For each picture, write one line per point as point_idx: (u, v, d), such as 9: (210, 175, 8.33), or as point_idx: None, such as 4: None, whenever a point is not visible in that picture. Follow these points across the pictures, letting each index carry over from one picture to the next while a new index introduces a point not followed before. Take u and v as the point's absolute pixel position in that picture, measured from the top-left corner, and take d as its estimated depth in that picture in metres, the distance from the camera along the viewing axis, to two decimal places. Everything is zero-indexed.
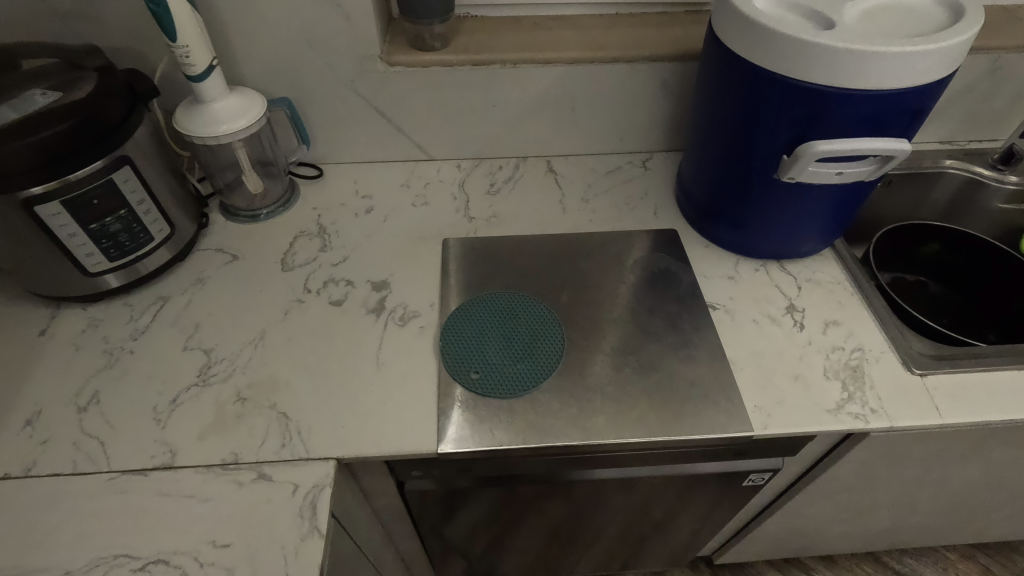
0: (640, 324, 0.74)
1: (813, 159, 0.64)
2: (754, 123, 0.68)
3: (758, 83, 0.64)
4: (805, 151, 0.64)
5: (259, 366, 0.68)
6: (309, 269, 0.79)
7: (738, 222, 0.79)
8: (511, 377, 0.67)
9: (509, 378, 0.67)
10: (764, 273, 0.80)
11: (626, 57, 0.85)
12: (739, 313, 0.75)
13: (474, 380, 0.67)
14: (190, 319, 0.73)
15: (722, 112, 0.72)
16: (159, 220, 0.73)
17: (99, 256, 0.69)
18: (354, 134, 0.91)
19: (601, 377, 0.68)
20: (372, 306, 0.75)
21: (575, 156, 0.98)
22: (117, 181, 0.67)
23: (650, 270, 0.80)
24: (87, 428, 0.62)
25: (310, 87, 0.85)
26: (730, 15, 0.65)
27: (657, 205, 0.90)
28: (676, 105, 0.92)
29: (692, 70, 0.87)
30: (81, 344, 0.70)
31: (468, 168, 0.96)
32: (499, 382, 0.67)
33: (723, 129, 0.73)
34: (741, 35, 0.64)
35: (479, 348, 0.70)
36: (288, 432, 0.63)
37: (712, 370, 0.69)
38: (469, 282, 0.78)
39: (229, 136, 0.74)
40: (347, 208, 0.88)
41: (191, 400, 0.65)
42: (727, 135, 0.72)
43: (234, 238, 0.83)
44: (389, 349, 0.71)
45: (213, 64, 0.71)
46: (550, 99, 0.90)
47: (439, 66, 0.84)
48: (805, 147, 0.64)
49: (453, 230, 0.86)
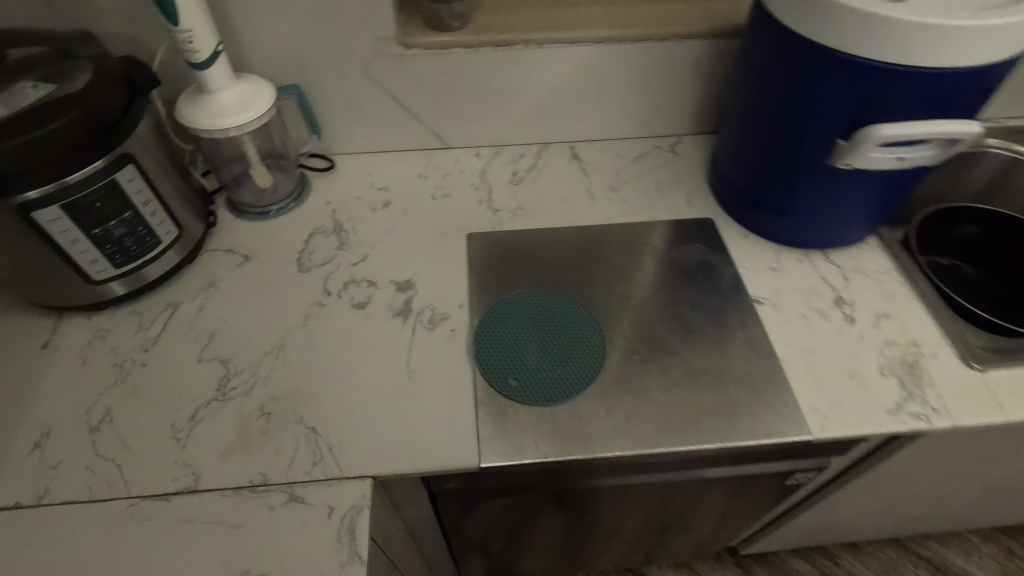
0: (683, 321, 0.70)
1: (876, 143, 0.60)
2: (806, 105, 0.63)
3: (815, 61, 0.59)
4: (869, 134, 0.59)
5: (282, 377, 0.64)
6: (328, 270, 0.75)
7: (781, 210, 0.74)
8: (553, 383, 0.63)
9: (550, 383, 0.63)
10: (808, 263, 0.76)
11: (659, 35, 0.79)
12: (785, 308, 0.71)
13: (514, 387, 0.63)
14: (204, 326, 0.68)
15: (767, 94, 0.67)
16: (166, 221, 0.68)
17: (104, 263, 0.64)
18: (366, 122, 0.86)
19: (646, 380, 0.64)
20: (398, 308, 0.70)
21: (599, 141, 0.93)
22: (121, 181, 0.61)
23: (689, 262, 0.76)
24: (102, 449, 0.58)
25: (319, 72, 0.79)
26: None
27: (690, 192, 0.85)
28: (707, 85, 0.87)
29: (728, 48, 0.82)
30: (87, 357, 0.65)
31: (488, 156, 0.91)
32: (540, 388, 0.63)
33: (768, 112, 0.68)
34: (798, 9, 0.58)
35: (515, 352, 0.66)
36: (319, 449, 0.59)
37: (763, 370, 0.65)
38: (499, 280, 0.74)
39: (237, 128, 0.69)
40: (363, 202, 0.83)
41: (212, 416, 0.61)
42: (773, 118, 0.67)
43: (244, 237, 0.78)
44: (419, 355, 0.66)
45: (218, 50, 0.66)
46: (575, 81, 0.84)
47: (458, 48, 0.78)
48: (868, 130, 0.59)
49: (477, 224, 0.81)
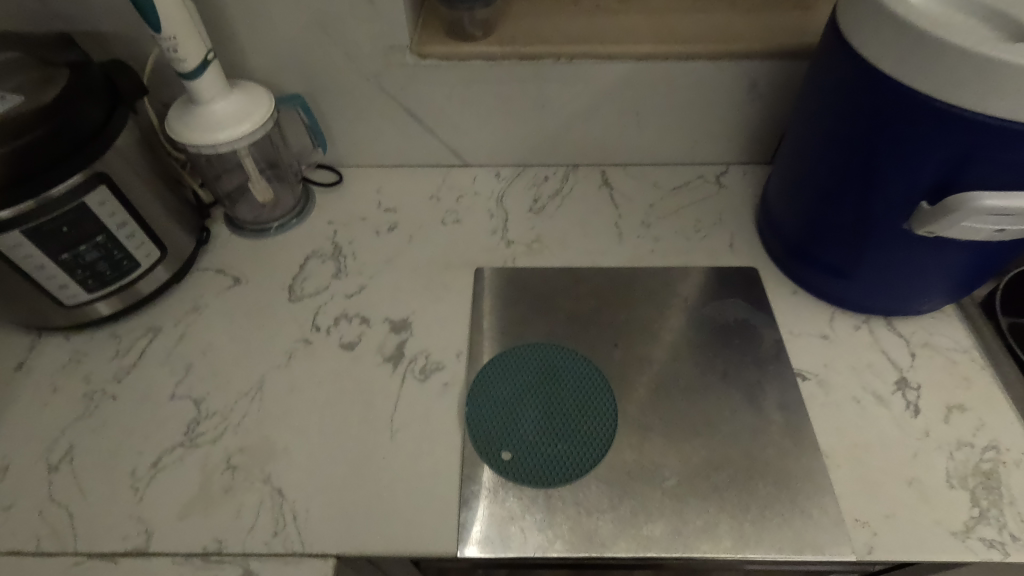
0: (710, 394, 0.60)
1: (971, 216, 0.48)
2: (884, 156, 0.52)
3: (901, 106, 0.48)
4: (963, 205, 0.48)
5: (254, 426, 0.58)
6: (320, 301, 0.68)
7: (840, 268, 0.63)
8: (551, 461, 0.55)
9: (548, 462, 0.55)
10: (868, 332, 0.65)
11: (709, 53, 0.69)
12: (835, 388, 0.61)
13: (507, 463, 0.55)
14: (181, 358, 0.63)
15: (836, 137, 0.56)
16: (147, 242, 0.62)
17: (75, 288, 0.59)
18: (377, 135, 0.79)
19: (661, 467, 0.55)
20: (389, 353, 0.64)
21: (634, 166, 0.83)
22: (91, 204, 0.56)
23: (724, 321, 0.66)
24: (57, 493, 0.54)
25: (326, 81, 0.72)
26: (870, 15, 0.48)
27: (733, 234, 0.75)
28: (764, 112, 0.75)
29: (791, 71, 0.70)
30: (59, 384, 0.61)
31: (508, 178, 0.82)
32: (536, 466, 0.55)
33: (835, 159, 0.57)
34: (883, 40, 0.47)
35: (512, 419, 0.58)
36: (282, 516, 0.53)
37: (802, 465, 0.55)
38: (504, 327, 0.66)
39: (228, 144, 0.62)
40: (367, 224, 0.76)
41: (175, 466, 0.56)
42: (840, 167, 0.56)
43: (237, 256, 0.73)
44: (405, 411, 0.59)
45: (208, 58, 0.59)
46: (610, 101, 0.75)
47: (479, 60, 0.70)
48: (963, 200, 0.48)
49: (487, 257, 0.73)
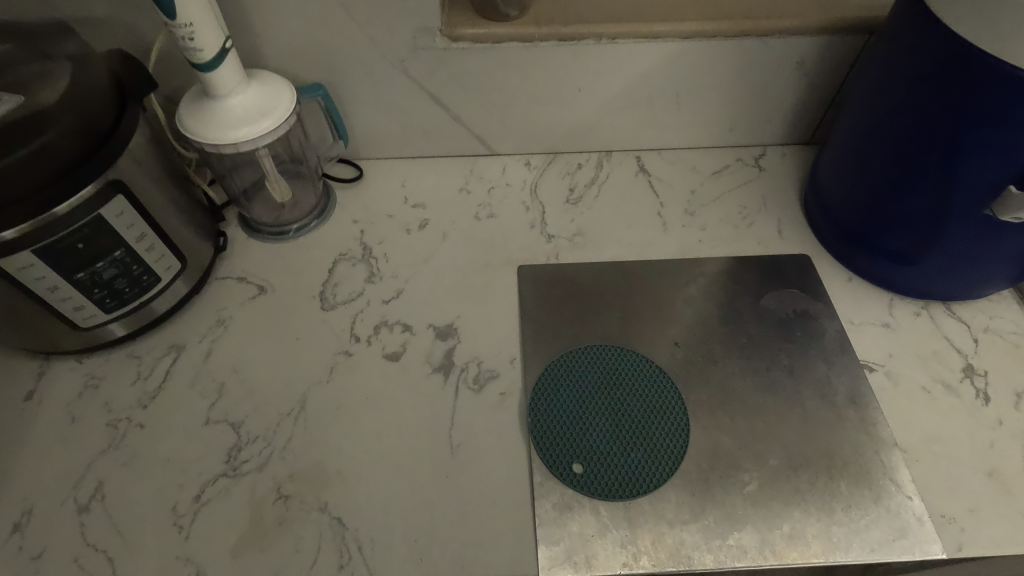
0: (779, 391, 0.58)
1: None
2: (971, 139, 0.49)
3: (998, 86, 0.45)
4: None
5: (302, 449, 0.54)
6: (355, 309, 0.63)
7: (904, 255, 0.61)
8: (625, 472, 0.53)
9: (622, 473, 0.53)
10: (929, 319, 0.63)
11: (759, 30, 0.65)
12: (903, 378, 0.59)
13: (578, 476, 0.52)
14: (212, 378, 0.58)
15: (910, 120, 0.53)
16: (167, 255, 0.57)
17: (92, 309, 0.54)
18: (400, 125, 0.73)
19: (739, 472, 0.53)
20: (438, 362, 0.60)
21: (670, 150, 0.79)
22: (107, 217, 0.50)
23: (784, 313, 0.63)
24: (91, 537, 0.49)
25: (348, 68, 0.66)
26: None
27: (780, 220, 0.72)
28: (809, 90, 0.72)
29: (843, 46, 0.67)
30: (78, 414, 0.56)
31: (540, 167, 0.77)
32: (609, 478, 0.52)
33: (908, 142, 0.54)
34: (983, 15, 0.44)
35: (578, 429, 0.55)
36: (346, 548, 0.49)
37: (882, 462, 0.54)
38: (557, 328, 0.62)
39: (249, 143, 0.56)
40: (396, 222, 0.71)
41: (220, 498, 0.51)
42: (913, 150, 0.54)
43: (259, 263, 0.67)
44: (463, 425, 0.56)
45: (226, 47, 0.53)
46: (651, 83, 0.70)
47: (515, 42, 0.65)
48: None
49: (528, 253, 0.69)
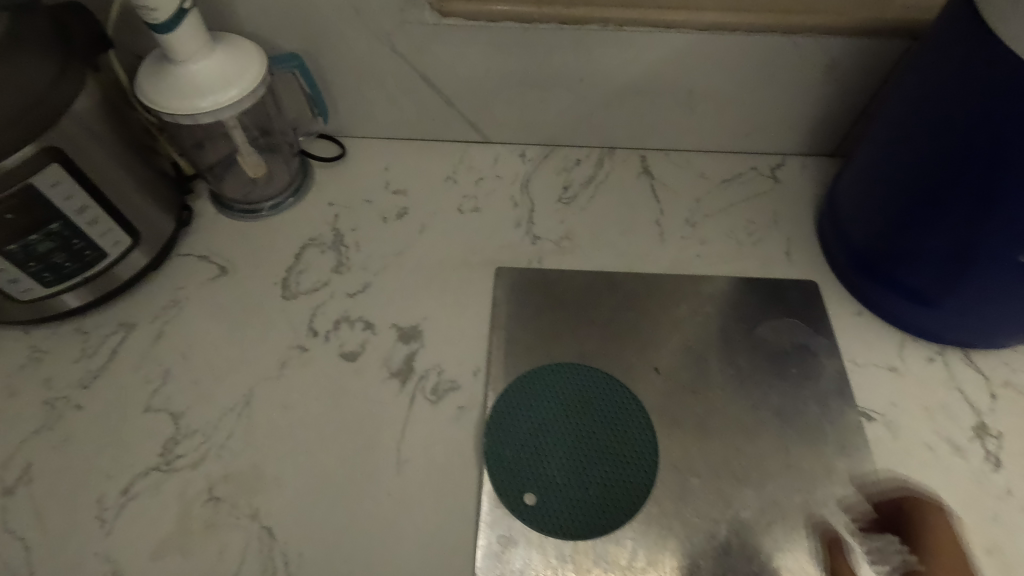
0: (763, 433, 0.53)
1: None
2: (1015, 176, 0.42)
3: None
4: None
5: (240, 449, 0.51)
6: (317, 300, 0.59)
7: (923, 295, 0.54)
8: (580, 511, 0.49)
9: (576, 511, 0.48)
10: (943, 366, 0.57)
11: (786, 26, 0.58)
12: (904, 431, 0.53)
13: (529, 508, 0.48)
14: (158, 362, 0.55)
15: (945, 146, 0.46)
16: (114, 229, 0.53)
17: (29, 282, 0.51)
18: (387, 103, 0.68)
19: (707, 520, 0.48)
20: (396, 366, 0.55)
21: (678, 152, 0.73)
22: (41, 187, 0.46)
23: (781, 345, 0.58)
24: (12, 523, 0.47)
25: (329, 38, 0.60)
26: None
27: (790, 240, 0.66)
28: (838, 98, 0.64)
29: (881, 51, 0.59)
30: (16, 389, 0.53)
31: (535, 160, 0.72)
32: (562, 514, 0.48)
33: (939, 171, 0.47)
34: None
35: (536, 457, 0.51)
36: (273, 562, 0.46)
37: (866, 524, 0.49)
38: (528, 340, 0.57)
39: (211, 114, 0.52)
40: (373, 208, 0.67)
41: (149, 494, 0.49)
42: (944, 181, 0.47)
43: (225, 241, 0.63)
44: (414, 439, 0.52)
45: (183, 8, 0.49)
46: (660, 77, 0.64)
47: (512, 22, 0.58)
48: None
49: (510, 254, 0.64)
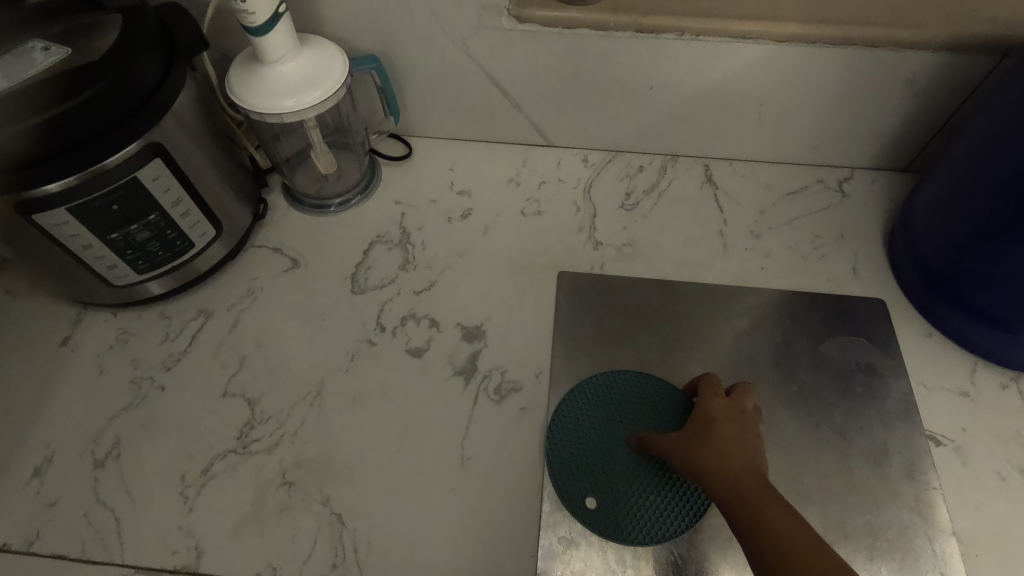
0: (827, 452, 0.52)
1: None
2: None
3: None
4: None
5: (312, 437, 0.53)
6: (385, 297, 0.61)
7: (999, 320, 0.53)
8: (639, 518, 0.49)
9: (635, 519, 0.49)
10: (1017, 393, 0.55)
11: (868, 39, 0.57)
12: (975, 459, 0.52)
13: (590, 511, 0.49)
14: (235, 349, 0.58)
15: None
16: (202, 221, 0.56)
17: (124, 268, 0.54)
18: (456, 105, 0.69)
19: None
20: (460, 365, 0.57)
21: (743, 162, 0.72)
22: (144, 180, 0.49)
23: (846, 364, 0.57)
24: (103, 494, 0.50)
25: (406, 41, 0.62)
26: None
27: (857, 256, 0.65)
28: (916, 112, 0.63)
29: (967, 67, 0.57)
30: (105, 367, 0.57)
31: (597, 165, 0.72)
32: (620, 519, 0.49)
33: (1018, 191, 0.47)
34: None
35: (597, 460, 0.52)
36: (342, 548, 0.48)
37: (932, 551, 0.48)
38: (590, 346, 0.58)
39: (295, 113, 0.54)
40: (438, 208, 0.68)
41: (227, 474, 0.51)
42: (1023, 203, 0.47)
43: (297, 235, 0.66)
44: (478, 436, 0.53)
45: (279, 12, 0.51)
46: (731, 87, 0.63)
47: (587, 29, 0.59)
48: None
49: (572, 259, 0.64)
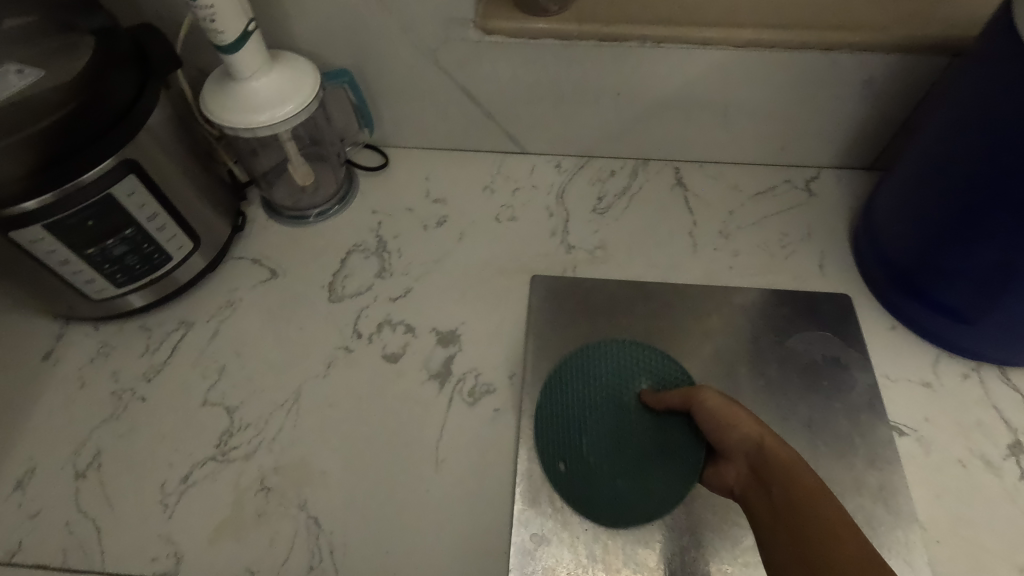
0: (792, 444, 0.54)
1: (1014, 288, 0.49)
2: None
3: None
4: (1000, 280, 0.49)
5: (290, 442, 0.54)
6: (361, 304, 0.63)
7: (959, 314, 0.54)
8: (604, 492, 0.51)
9: (599, 494, 0.51)
10: (978, 383, 0.57)
11: (824, 42, 0.58)
12: (937, 448, 0.54)
13: (558, 473, 0.52)
14: (214, 359, 0.59)
15: (973, 164, 0.47)
16: (178, 234, 0.57)
17: (103, 282, 0.55)
18: (430, 115, 0.70)
19: (736, 528, 0.50)
20: (436, 369, 0.58)
21: (712, 164, 0.74)
22: (118, 196, 0.50)
23: (813, 358, 0.58)
24: (84, 504, 0.51)
25: (377, 54, 0.64)
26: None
27: (823, 253, 0.66)
28: (875, 112, 0.65)
29: (921, 67, 0.59)
30: (86, 380, 0.58)
31: (570, 171, 0.74)
32: (584, 492, 0.51)
33: (966, 188, 0.48)
34: None
35: (584, 431, 0.53)
36: (319, 550, 0.49)
37: (895, 539, 0.49)
38: (562, 347, 0.59)
39: (269, 127, 0.55)
40: (414, 216, 0.70)
41: (206, 481, 0.52)
42: (971, 200, 0.48)
43: (276, 246, 0.67)
44: (452, 438, 0.54)
45: (249, 29, 0.52)
46: (696, 92, 0.65)
47: (552, 39, 0.61)
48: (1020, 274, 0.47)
49: (545, 263, 0.66)
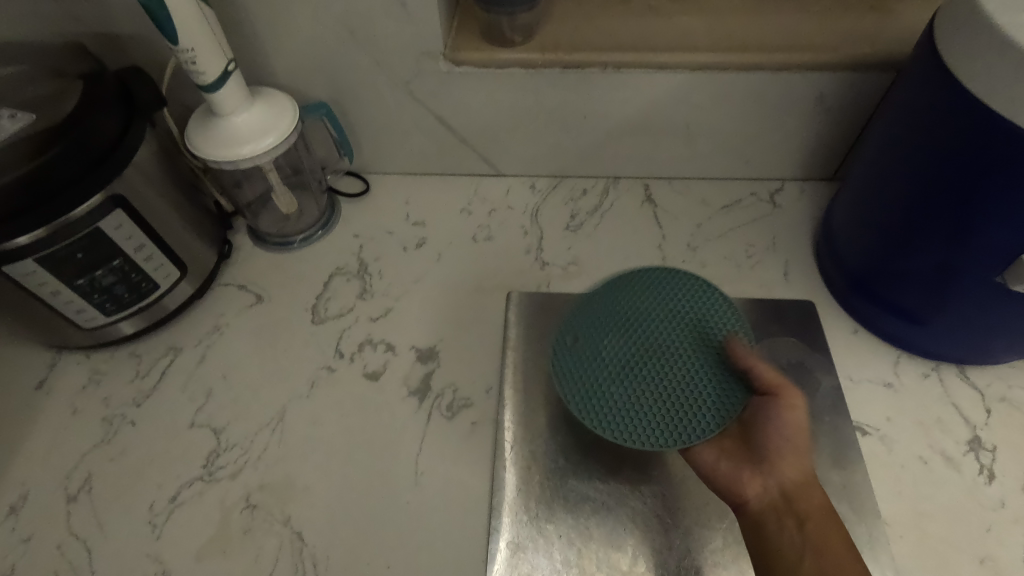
0: None
1: (954, 287, 0.51)
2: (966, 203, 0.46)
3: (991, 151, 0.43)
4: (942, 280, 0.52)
5: (275, 460, 0.56)
6: (343, 325, 0.65)
7: (912, 315, 0.57)
8: (594, 388, 0.52)
9: (584, 380, 0.52)
10: (937, 382, 0.59)
11: (773, 63, 0.62)
12: (899, 445, 0.56)
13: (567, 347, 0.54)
14: (201, 382, 0.61)
15: (905, 173, 0.51)
16: (165, 263, 0.60)
17: (93, 311, 0.58)
18: (407, 142, 0.74)
19: (705, 531, 0.52)
20: (415, 385, 0.60)
21: (680, 180, 0.77)
22: (106, 229, 0.53)
23: (779, 364, 0.60)
24: (75, 527, 0.53)
25: (354, 87, 0.67)
26: (980, 51, 0.41)
27: (788, 262, 0.69)
28: (830, 127, 0.68)
29: (867, 83, 0.63)
30: (78, 406, 0.60)
31: (544, 191, 0.77)
32: (577, 368, 0.53)
33: (901, 194, 0.52)
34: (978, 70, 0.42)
35: (620, 334, 0.54)
36: (302, 564, 0.51)
37: (860, 535, 0.51)
38: (537, 361, 0.61)
39: (250, 160, 0.58)
40: (394, 239, 0.72)
41: (193, 501, 0.54)
42: (906, 205, 0.51)
43: (261, 271, 0.70)
44: (431, 452, 0.56)
45: (228, 69, 0.55)
46: (658, 113, 0.68)
47: (518, 68, 0.64)
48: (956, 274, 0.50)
49: (520, 280, 0.68)
